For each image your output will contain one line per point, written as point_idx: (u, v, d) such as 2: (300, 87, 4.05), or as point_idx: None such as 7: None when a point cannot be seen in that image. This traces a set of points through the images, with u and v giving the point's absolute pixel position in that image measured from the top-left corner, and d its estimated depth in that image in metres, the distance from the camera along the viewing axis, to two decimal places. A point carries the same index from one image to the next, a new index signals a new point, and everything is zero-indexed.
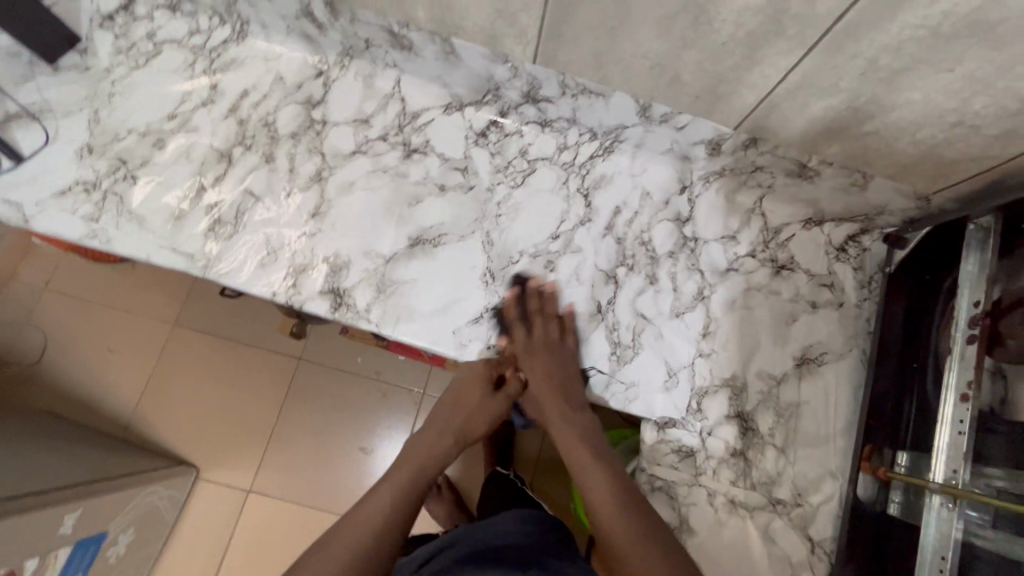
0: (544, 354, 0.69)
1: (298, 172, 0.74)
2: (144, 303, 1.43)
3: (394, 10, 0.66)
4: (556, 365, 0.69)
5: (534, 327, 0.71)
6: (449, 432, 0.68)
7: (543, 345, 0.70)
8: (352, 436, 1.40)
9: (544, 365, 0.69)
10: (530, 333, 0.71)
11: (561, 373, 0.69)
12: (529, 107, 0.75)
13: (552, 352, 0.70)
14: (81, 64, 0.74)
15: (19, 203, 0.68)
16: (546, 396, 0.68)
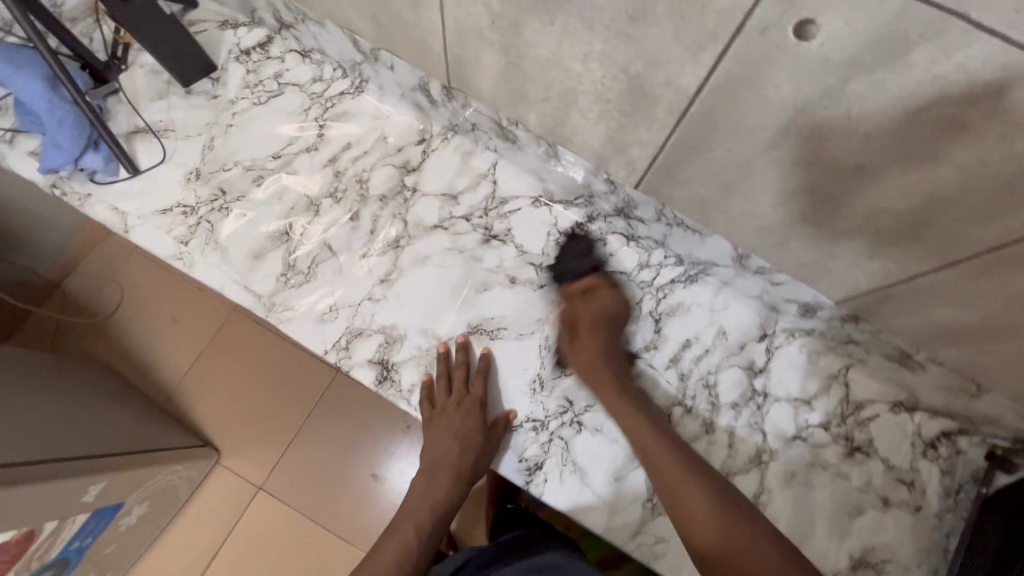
0: (588, 313, 0.69)
1: (377, 235, 0.75)
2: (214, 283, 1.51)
3: (507, 109, 0.66)
4: (603, 330, 0.69)
5: (597, 290, 0.71)
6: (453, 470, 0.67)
7: (602, 309, 0.70)
8: (367, 463, 1.40)
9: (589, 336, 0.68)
10: (591, 300, 0.70)
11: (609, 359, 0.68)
12: (619, 220, 0.72)
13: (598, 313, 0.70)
14: (211, 91, 0.79)
15: (125, 213, 0.73)
16: (600, 373, 0.67)
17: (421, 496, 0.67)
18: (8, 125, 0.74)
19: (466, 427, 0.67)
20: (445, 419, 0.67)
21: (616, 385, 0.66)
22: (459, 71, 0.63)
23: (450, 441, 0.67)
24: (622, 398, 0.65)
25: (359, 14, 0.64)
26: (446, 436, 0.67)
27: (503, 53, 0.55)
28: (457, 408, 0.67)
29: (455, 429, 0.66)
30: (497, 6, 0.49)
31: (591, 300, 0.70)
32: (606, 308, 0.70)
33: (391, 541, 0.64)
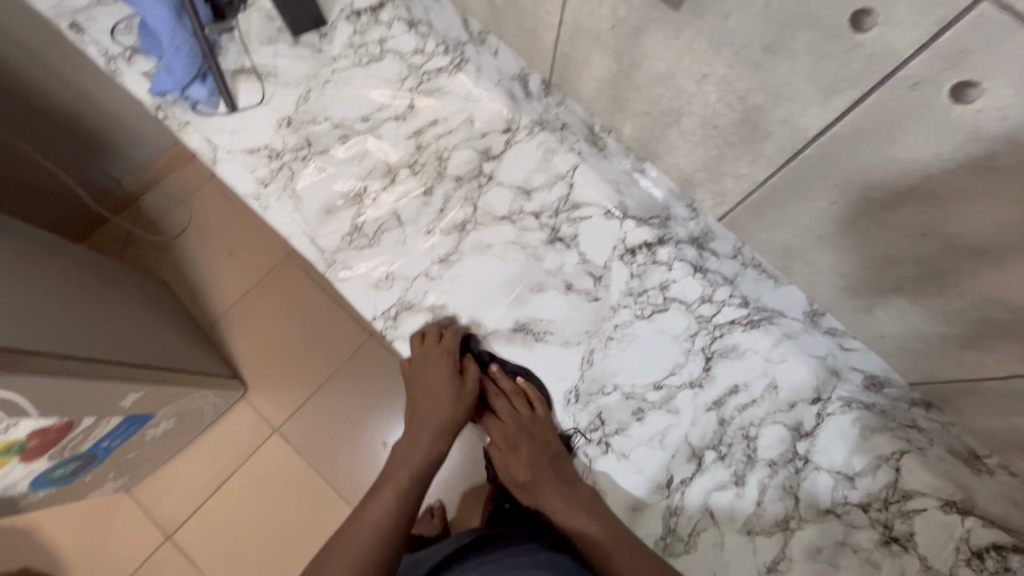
0: (508, 427, 0.71)
1: (445, 215, 0.75)
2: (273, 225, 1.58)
3: (602, 115, 0.64)
4: (528, 431, 0.70)
5: (500, 402, 0.72)
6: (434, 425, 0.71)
7: (517, 418, 0.71)
8: (378, 429, 1.46)
9: (512, 439, 0.71)
10: (505, 410, 0.71)
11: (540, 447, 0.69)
12: (690, 248, 0.70)
13: (520, 416, 0.71)
14: (317, 44, 0.81)
15: (217, 146, 0.76)
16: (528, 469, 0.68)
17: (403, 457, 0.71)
18: (129, 44, 0.78)
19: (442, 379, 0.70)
20: (424, 376, 0.70)
21: (563, 489, 0.66)
22: (563, 69, 0.62)
23: (427, 403, 0.71)
24: (561, 492, 0.66)
25: None
26: (425, 397, 0.71)
27: (615, 59, 0.54)
28: (429, 362, 0.69)
29: (433, 390, 0.70)
30: (622, 11, 0.48)
31: (508, 403, 0.72)
32: (519, 405, 0.71)
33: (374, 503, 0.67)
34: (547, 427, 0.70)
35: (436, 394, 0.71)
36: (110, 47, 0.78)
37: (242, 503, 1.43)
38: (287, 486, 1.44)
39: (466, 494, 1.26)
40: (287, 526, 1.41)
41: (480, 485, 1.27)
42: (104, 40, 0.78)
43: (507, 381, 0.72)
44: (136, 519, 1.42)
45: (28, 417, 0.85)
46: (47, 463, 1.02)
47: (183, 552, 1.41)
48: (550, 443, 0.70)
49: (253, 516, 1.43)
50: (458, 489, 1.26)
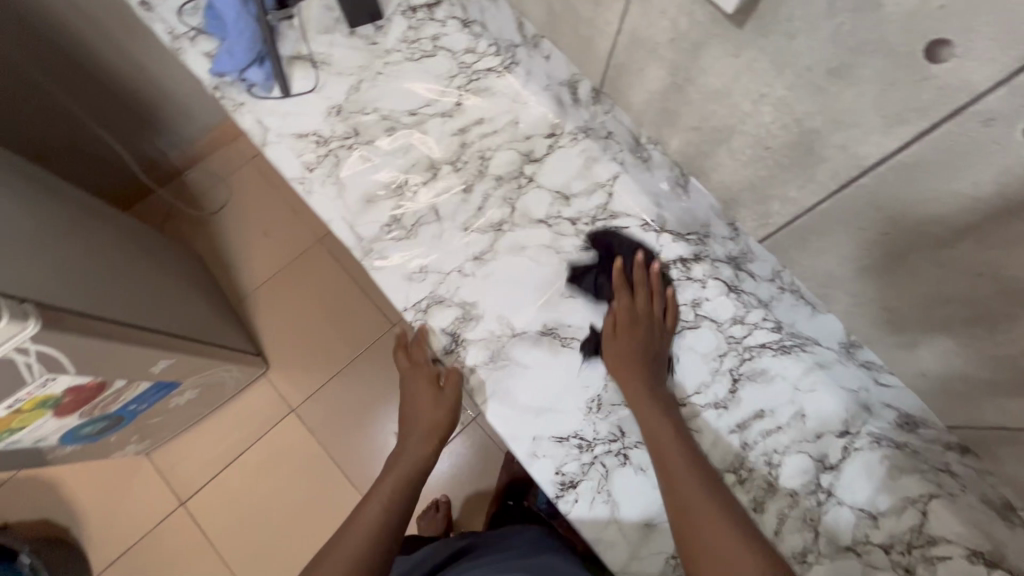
0: (632, 309, 0.69)
1: (483, 213, 0.76)
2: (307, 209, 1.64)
3: (650, 127, 0.64)
4: (642, 327, 0.69)
5: (636, 286, 0.71)
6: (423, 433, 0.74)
7: (642, 311, 0.70)
8: (390, 418, 1.50)
9: (629, 329, 0.69)
10: (637, 296, 0.70)
11: (646, 349, 0.68)
12: (727, 268, 0.70)
13: (643, 308, 0.70)
14: (371, 37, 0.82)
15: (267, 128, 0.78)
16: (631, 360, 0.67)
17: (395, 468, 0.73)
18: (194, 25, 0.81)
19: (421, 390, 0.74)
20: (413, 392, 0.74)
21: (647, 388, 0.66)
22: (615, 79, 0.62)
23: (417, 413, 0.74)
24: (645, 390, 0.66)
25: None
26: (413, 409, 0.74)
27: (670, 72, 0.54)
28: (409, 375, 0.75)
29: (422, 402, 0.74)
30: (683, 24, 0.48)
31: (628, 295, 0.71)
32: (645, 304, 0.70)
33: (367, 507, 0.68)
34: (659, 332, 0.70)
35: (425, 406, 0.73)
36: (175, 26, 0.81)
37: (254, 479, 1.47)
38: (297, 467, 1.48)
39: (472, 494, 1.28)
40: (298, 504, 1.45)
41: (488, 484, 1.29)
42: (171, 19, 0.81)
43: (651, 277, 0.71)
44: (151, 485, 1.46)
45: (66, 374, 0.88)
46: (78, 420, 1.06)
47: (194, 521, 1.45)
48: (655, 349, 0.69)
49: (263, 493, 1.46)
50: (464, 487, 1.28)
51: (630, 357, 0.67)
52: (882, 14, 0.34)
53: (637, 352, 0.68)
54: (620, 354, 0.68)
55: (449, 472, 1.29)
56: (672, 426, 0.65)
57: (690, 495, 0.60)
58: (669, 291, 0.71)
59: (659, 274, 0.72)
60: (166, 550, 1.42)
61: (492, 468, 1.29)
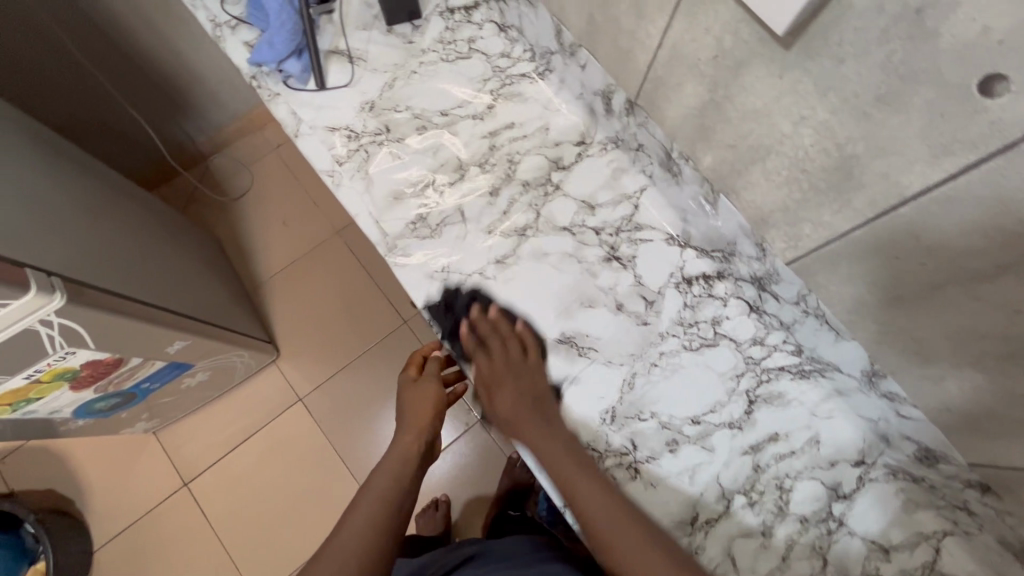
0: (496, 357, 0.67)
1: (508, 217, 0.76)
2: (328, 201, 1.67)
3: (682, 142, 0.64)
4: (513, 374, 0.67)
5: (489, 331, 0.69)
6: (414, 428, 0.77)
7: (507, 358, 0.67)
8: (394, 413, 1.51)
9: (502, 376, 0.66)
10: (493, 347, 0.68)
11: (526, 389, 0.66)
12: (750, 288, 0.70)
13: (510, 355, 0.68)
14: (408, 35, 0.83)
15: (299, 119, 0.78)
16: (515, 411, 0.65)
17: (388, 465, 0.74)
18: (236, 14, 0.83)
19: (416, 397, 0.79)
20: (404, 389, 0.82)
21: (545, 427, 0.64)
22: (651, 92, 0.62)
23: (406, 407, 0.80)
24: (545, 433, 0.63)
25: (577, 8, 0.65)
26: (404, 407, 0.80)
27: (709, 88, 0.54)
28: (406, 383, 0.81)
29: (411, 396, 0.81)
30: (728, 42, 0.48)
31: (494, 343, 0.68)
32: (510, 348, 0.68)
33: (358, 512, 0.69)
34: (534, 373, 0.68)
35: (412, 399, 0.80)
36: (218, 14, 0.83)
37: (256, 465, 1.48)
38: (296, 458, 1.49)
39: (472, 496, 1.28)
40: (301, 493, 1.46)
41: (489, 488, 1.29)
42: (213, 7, 0.83)
43: (501, 321, 0.70)
44: (156, 465, 1.48)
45: (85, 348, 0.90)
46: (93, 394, 1.08)
47: (196, 503, 1.46)
48: (534, 389, 0.67)
49: (263, 481, 1.47)
50: (465, 489, 1.29)
51: (516, 413, 0.64)
52: (938, 45, 0.34)
53: (517, 402, 0.65)
54: (511, 412, 0.65)
55: (451, 474, 1.30)
56: (572, 458, 0.61)
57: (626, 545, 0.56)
58: (518, 328, 0.70)
59: (505, 318, 0.70)
60: (167, 530, 1.44)
61: (494, 471, 1.30)
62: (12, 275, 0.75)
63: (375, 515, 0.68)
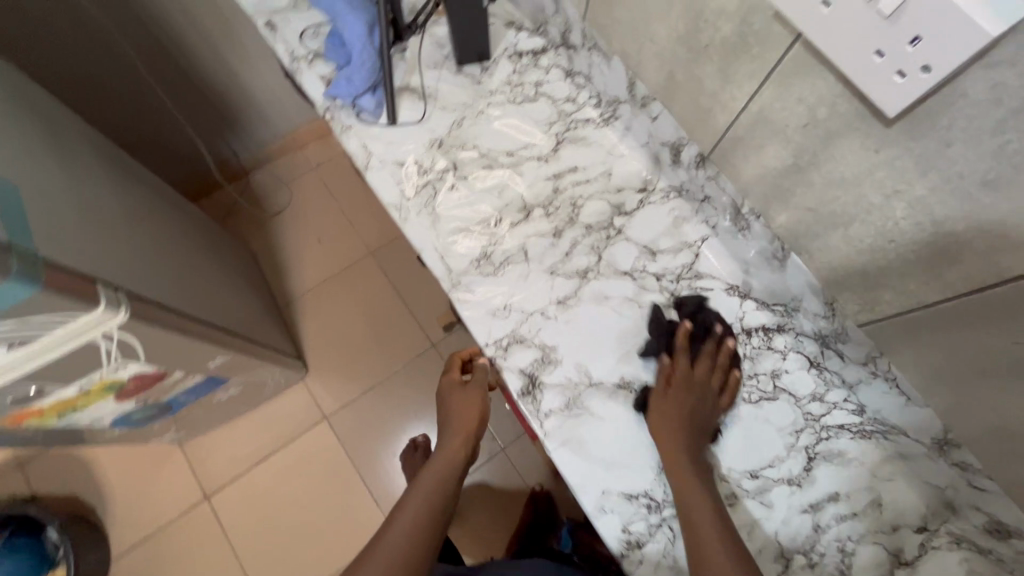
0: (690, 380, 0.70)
1: (570, 259, 0.77)
2: (364, 221, 1.70)
3: (755, 199, 0.65)
4: (699, 399, 0.69)
5: (700, 357, 0.71)
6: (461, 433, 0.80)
7: (702, 382, 0.70)
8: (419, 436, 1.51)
9: (688, 389, 0.69)
10: (699, 365, 0.71)
11: (704, 406, 0.69)
12: (812, 343, 0.70)
13: (698, 383, 0.70)
14: (477, 76, 0.86)
15: (369, 153, 0.80)
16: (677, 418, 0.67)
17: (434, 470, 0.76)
18: (314, 49, 0.86)
19: (465, 406, 0.82)
20: (450, 394, 0.84)
21: (691, 434, 0.67)
22: (727, 150, 0.63)
23: (453, 414, 0.82)
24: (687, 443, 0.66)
25: (654, 64, 0.66)
26: (450, 409, 0.83)
27: (794, 153, 0.55)
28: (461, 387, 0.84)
29: (457, 401, 0.83)
30: (822, 113, 0.49)
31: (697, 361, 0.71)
32: (709, 374, 0.71)
33: (401, 517, 0.69)
34: (715, 389, 0.70)
35: (460, 406, 0.82)
36: (296, 48, 0.86)
37: (278, 480, 1.48)
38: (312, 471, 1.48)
39: (487, 514, 1.28)
40: (312, 509, 1.46)
41: (510, 514, 1.28)
42: (293, 42, 0.86)
43: (725, 357, 0.71)
44: (179, 475, 1.47)
45: (137, 361, 0.93)
46: (134, 405, 1.10)
47: (214, 516, 1.45)
48: (707, 421, 0.69)
49: (282, 501, 1.46)
50: (480, 505, 1.29)
51: (683, 421, 0.67)
52: None
53: (683, 415, 0.67)
54: (672, 416, 0.67)
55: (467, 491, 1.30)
56: (699, 487, 0.63)
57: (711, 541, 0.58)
58: (733, 372, 0.71)
59: (730, 355, 0.71)
60: (182, 544, 1.42)
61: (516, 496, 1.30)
62: (86, 289, 0.75)
63: (415, 523, 0.68)
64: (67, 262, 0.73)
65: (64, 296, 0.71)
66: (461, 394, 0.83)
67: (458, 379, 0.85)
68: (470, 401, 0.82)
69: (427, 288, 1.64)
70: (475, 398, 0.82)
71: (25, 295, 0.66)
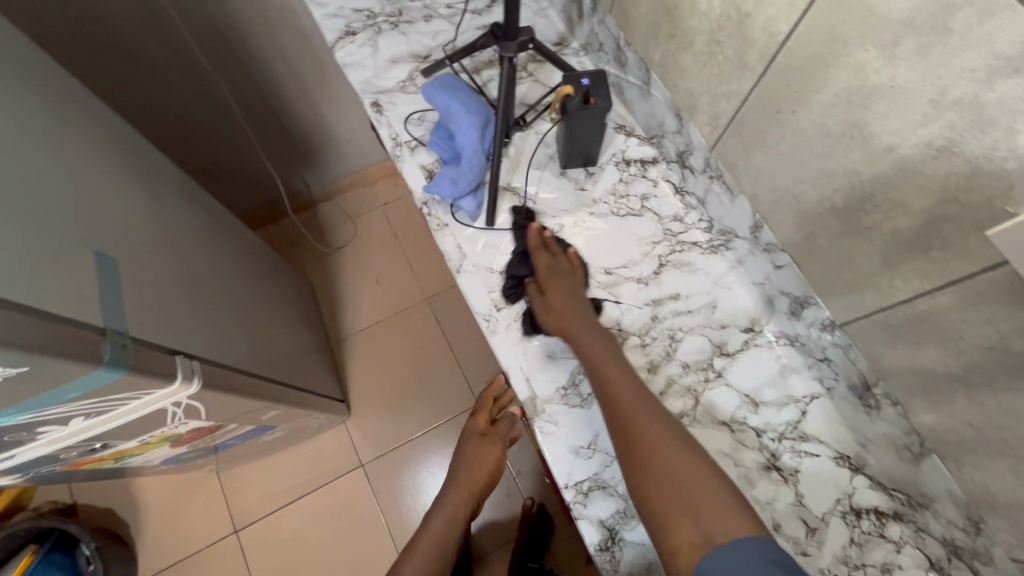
0: (550, 273, 0.73)
1: (665, 399, 0.71)
2: (422, 265, 1.65)
3: (893, 385, 0.59)
4: (570, 286, 0.73)
5: (546, 250, 0.76)
6: (476, 481, 0.78)
7: (557, 269, 0.74)
8: (432, 469, 1.46)
9: (552, 279, 0.73)
10: (552, 257, 0.75)
11: (576, 297, 0.72)
12: (936, 544, 0.60)
13: (567, 279, 0.73)
14: (580, 181, 0.82)
15: (462, 255, 0.78)
16: (561, 316, 0.69)
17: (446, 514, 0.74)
18: (418, 136, 0.84)
19: (485, 455, 0.80)
20: (467, 442, 0.82)
21: (586, 337, 0.67)
22: (870, 330, 0.58)
23: (467, 464, 0.79)
24: (585, 344, 0.66)
25: (790, 220, 0.61)
26: (465, 455, 0.81)
27: (963, 366, 0.49)
28: (476, 433, 0.84)
29: (472, 450, 0.81)
30: (1017, 345, 0.43)
31: (549, 256, 0.75)
32: (562, 266, 0.75)
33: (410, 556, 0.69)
34: (573, 280, 0.73)
35: (473, 456, 0.80)
36: (400, 133, 0.84)
37: (313, 524, 1.42)
38: (318, 479, 1.46)
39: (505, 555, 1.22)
40: (327, 565, 1.39)
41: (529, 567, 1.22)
42: (397, 126, 0.85)
43: (558, 244, 0.76)
44: (212, 504, 1.43)
45: (197, 419, 0.90)
46: (185, 449, 1.09)
47: (241, 555, 1.39)
48: (573, 298, 0.71)
49: (307, 548, 1.40)
50: (502, 542, 1.23)
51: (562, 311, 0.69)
52: None
53: (572, 308, 0.69)
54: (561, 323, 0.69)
55: (484, 525, 1.24)
56: (614, 362, 0.64)
57: (651, 433, 0.55)
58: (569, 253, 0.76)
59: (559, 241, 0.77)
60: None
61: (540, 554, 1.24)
62: (165, 364, 0.72)
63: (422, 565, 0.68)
64: (147, 337, 0.70)
65: (146, 376, 0.68)
66: (477, 440, 0.82)
67: (479, 429, 0.84)
68: (490, 453, 0.81)
69: (478, 342, 1.58)
70: (492, 449, 0.81)
71: (112, 379, 0.64)
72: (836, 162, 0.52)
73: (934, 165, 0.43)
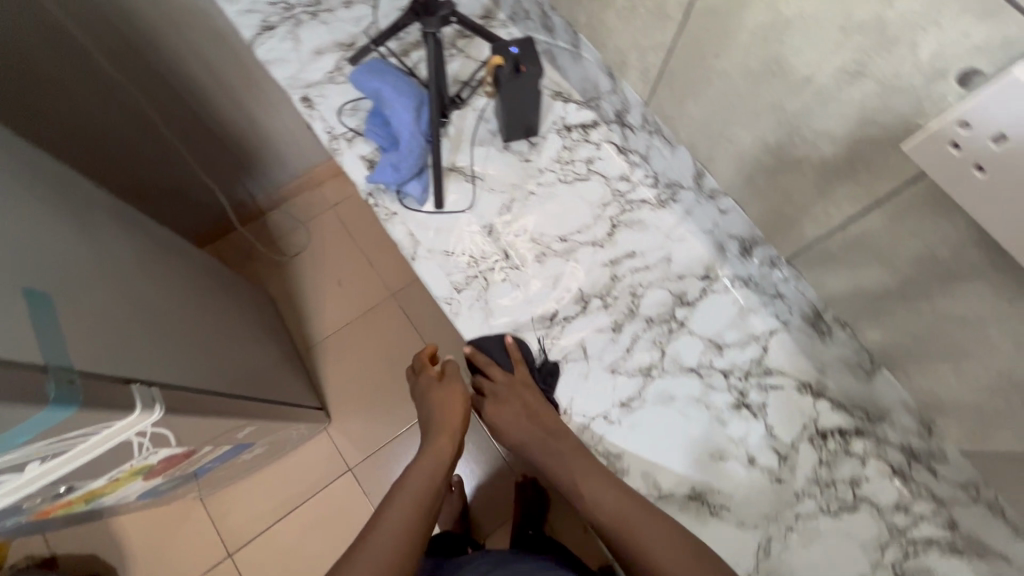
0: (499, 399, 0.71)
1: (633, 355, 0.72)
2: (382, 261, 1.62)
3: (842, 309, 0.62)
4: (518, 400, 0.70)
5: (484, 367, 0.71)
6: (447, 426, 0.75)
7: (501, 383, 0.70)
8: None
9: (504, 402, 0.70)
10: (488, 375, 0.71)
11: (529, 405, 0.69)
12: (894, 451, 0.65)
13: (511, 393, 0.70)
14: (524, 153, 0.81)
15: (415, 241, 0.76)
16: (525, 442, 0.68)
17: (425, 466, 0.71)
18: (353, 126, 0.82)
19: (450, 397, 0.77)
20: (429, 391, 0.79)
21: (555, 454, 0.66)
22: (815, 259, 0.60)
23: (436, 411, 0.76)
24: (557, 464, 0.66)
25: (730, 164, 0.63)
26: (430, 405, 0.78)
27: (900, 281, 0.52)
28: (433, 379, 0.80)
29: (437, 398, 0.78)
30: (944, 253, 0.46)
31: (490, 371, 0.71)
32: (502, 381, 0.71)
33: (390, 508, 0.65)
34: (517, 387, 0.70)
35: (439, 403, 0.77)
36: (334, 125, 0.82)
37: (309, 534, 1.41)
38: (308, 488, 1.44)
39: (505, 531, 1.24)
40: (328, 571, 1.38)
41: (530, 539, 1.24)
42: (331, 119, 0.82)
43: (484, 355, 0.71)
44: (201, 531, 1.39)
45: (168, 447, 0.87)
46: (161, 479, 1.05)
47: None
48: (527, 409, 0.69)
49: (306, 557, 1.39)
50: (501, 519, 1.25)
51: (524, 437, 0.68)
52: None
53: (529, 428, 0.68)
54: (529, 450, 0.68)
55: (481, 506, 1.26)
56: (591, 474, 0.64)
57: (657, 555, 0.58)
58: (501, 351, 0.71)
59: (485, 349, 0.71)
60: None
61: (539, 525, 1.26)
62: (121, 394, 0.69)
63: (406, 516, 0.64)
64: (96, 369, 0.67)
65: (102, 409, 0.65)
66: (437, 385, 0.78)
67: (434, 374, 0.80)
68: (453, 394, 0.78)
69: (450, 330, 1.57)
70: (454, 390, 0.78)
71: (65, 416, 0.60)
72: (762, 100, 0.53)
73: (851, 90, 0.45)
